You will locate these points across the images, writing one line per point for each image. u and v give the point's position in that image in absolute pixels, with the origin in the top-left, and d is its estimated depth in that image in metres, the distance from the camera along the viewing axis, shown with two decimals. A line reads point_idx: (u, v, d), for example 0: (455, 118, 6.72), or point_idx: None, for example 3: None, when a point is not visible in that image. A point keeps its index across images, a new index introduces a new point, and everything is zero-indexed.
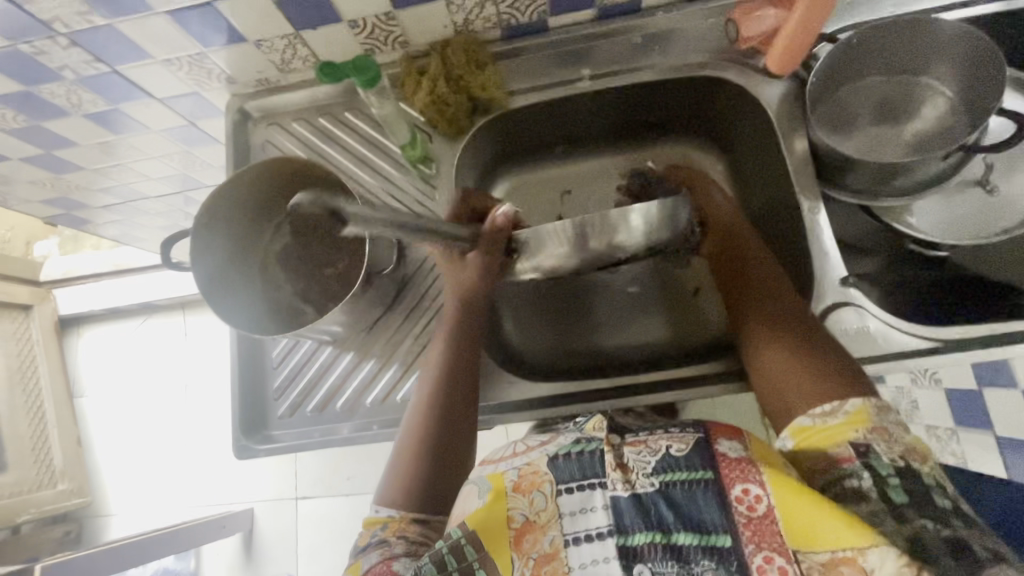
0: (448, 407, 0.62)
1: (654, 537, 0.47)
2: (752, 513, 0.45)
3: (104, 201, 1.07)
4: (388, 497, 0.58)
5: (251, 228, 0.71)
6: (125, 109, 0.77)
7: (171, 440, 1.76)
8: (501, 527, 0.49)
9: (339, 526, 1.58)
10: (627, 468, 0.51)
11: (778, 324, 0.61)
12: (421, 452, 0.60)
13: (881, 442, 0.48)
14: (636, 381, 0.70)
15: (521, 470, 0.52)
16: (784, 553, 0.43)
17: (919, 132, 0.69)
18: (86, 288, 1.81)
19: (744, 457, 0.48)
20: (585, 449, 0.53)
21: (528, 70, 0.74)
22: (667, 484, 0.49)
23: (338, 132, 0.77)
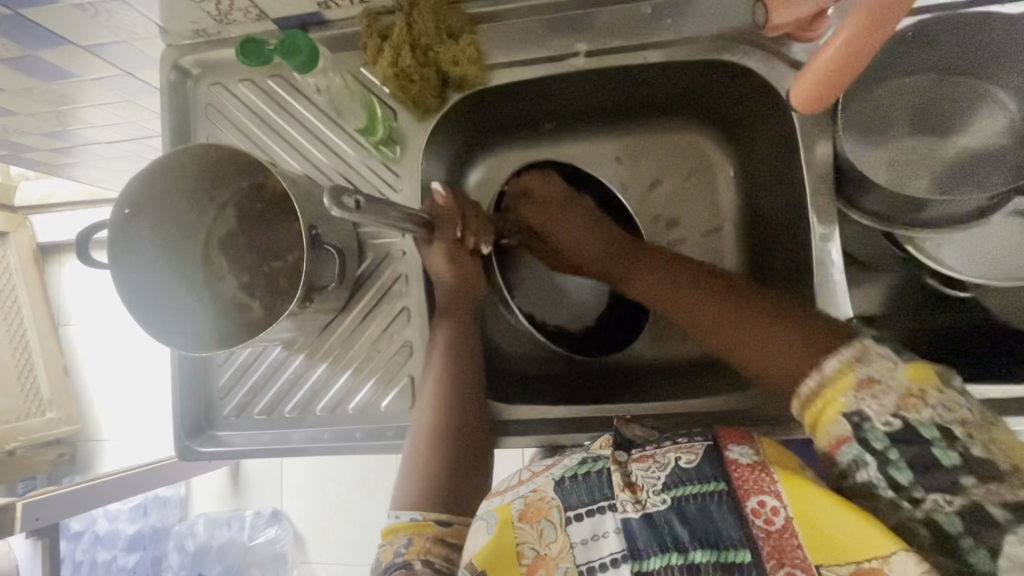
0: (461, 403, 0.60)
1: (670, 558, 0.40)
2: (771, 527, 0.40)
3: (51, 144, 0.97)
4: (407, 502, 0.55)
5: (189, 214, 0.63)
6: (44, 56, 0.66)
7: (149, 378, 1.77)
8: (510, 559, 0.43)
9: (321, 465, 1.59)
10: (636, 486, 0.45)
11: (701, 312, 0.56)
12: (439, 455, 0.58)
13: (873, 402, 0.40)
14: (605, 414, 0.63)
15: (527, 496, 0.46)
16: (809, 570, 0.38)
17: (966, 152, 0.59)
18: (63, 217, 1.71)
19: (755, 461, 0.43)
20: (592, 468, 0.46)
21: (513, 38, 0.61)
22: (680, 499, 0.43)
23: (290, 100, 0.66)
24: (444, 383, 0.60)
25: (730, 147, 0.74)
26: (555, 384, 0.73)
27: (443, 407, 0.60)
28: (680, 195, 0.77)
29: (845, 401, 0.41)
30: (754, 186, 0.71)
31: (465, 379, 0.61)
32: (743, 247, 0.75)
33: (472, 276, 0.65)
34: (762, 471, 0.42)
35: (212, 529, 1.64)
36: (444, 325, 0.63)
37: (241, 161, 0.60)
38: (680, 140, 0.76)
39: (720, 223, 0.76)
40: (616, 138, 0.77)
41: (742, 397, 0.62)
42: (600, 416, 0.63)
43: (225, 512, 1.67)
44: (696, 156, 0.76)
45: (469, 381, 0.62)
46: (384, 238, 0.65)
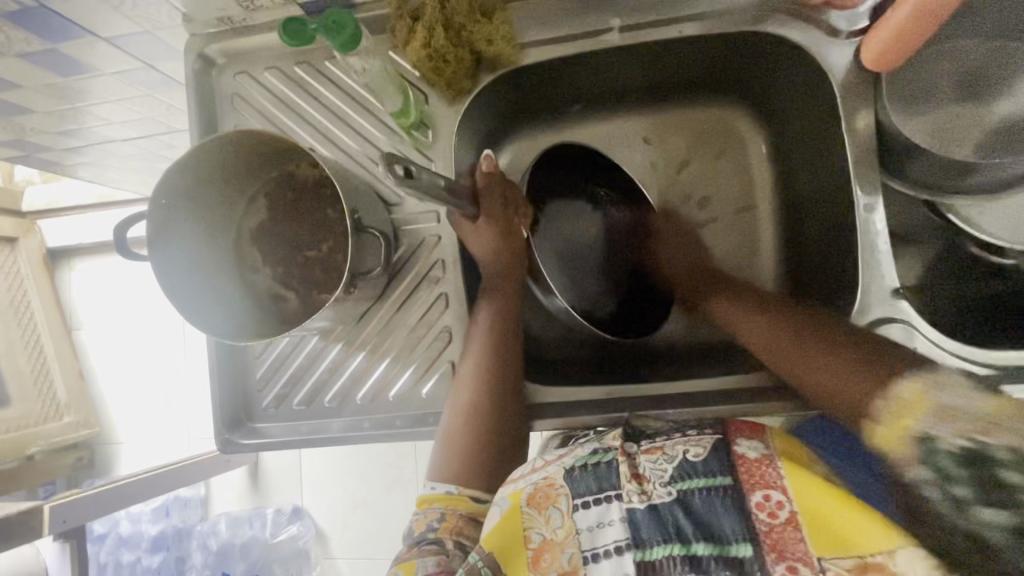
0: (501, 388, 0.60)
1: (673, 550, 0.41)
2: (774, 520, 0.40)
3: (67, 143, 0.96)
4: (444, 475, 0.57)
5: (221, 206, 0.62)
6: (65, 49, 0.65)
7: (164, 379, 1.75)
8: (517, 543, 0.44)
9: (342, 462, 1.59)
10: (643, 478, 0.46)
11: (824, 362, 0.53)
12: (477, 437, 0.58)
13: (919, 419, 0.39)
14: (649, 394, 0.62)
15: (537, 481, 0.47)
16: (810, 563, 0.38)
17: (1009, 116, 0.58)
18: (71, 220, 1.69)
19: (764, 455, 0.44)
20: (601, 459, 0.48)
21: (547, 15, 0.60)
22: (685, 492, 0.44)
23: (318, 86, 0.65)
24: (484, 368, 0.59)
25: (761, 121, 0.73)
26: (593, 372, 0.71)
27: (483, 392, 0.58)
28: (711, 173, 0.76)
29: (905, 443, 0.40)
30: (789, 160, 0.70)
31: (505, 365, 0.61)
32: (776, 223, 0.74)
33: (512, 263, 0.66)
34: (770, 465, 0.43)
35: (235, 528, 1.63)
36: (486, 311, 0.63)
37: (275, 150, 0.59)
38: (711, 118, 0.75)
39: (752, 200, 0.75)
40: (644, 118, 0.76)
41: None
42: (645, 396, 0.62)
43: (247, 510, 1.67)
44: (726, 132, 0.75)
45: (507, 367, 0.61)
46: (418, 224, 0.64)
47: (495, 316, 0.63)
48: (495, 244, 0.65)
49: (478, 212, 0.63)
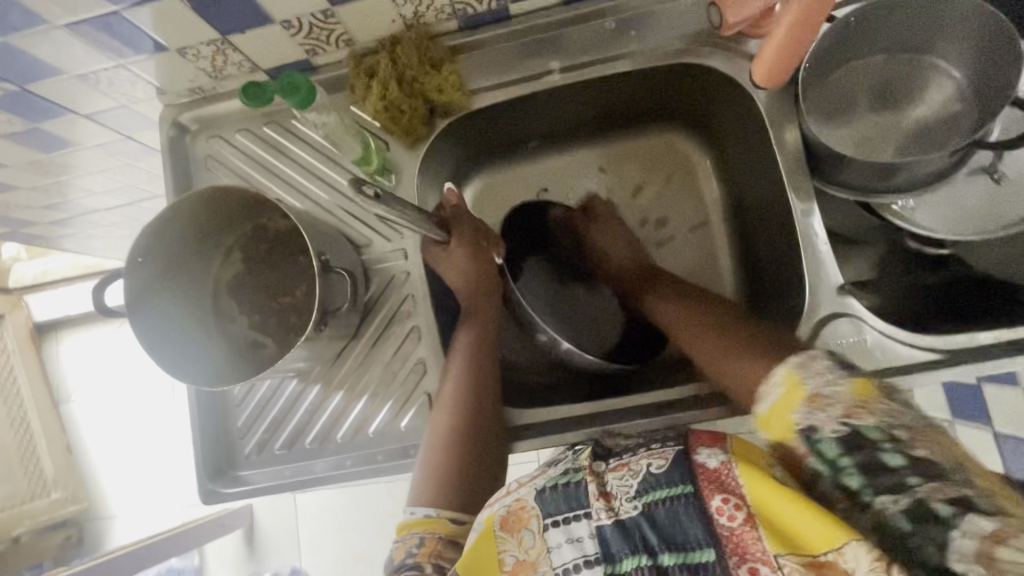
0: (481, 408, 0.61)
1: (641, 560, 0.42)
2: (733, 524, 0.41)
3: (52, 217, 1.00)
4: (424, 498, 0.56)
5: (198, 261, 0.65)
6: (46, 128, 0.70)
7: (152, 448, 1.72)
8: (487, 564, 0.44)
9: (338, 518, 1.55)
10: (610, 495, 0.46)
11: (729, 354, 0.55)
12: (454, 448, 0.58)
13: (820, 415, 0.42)
14: (624, 407, 0.63)
15: (509, 504, 0.47)
16: (769, 563, 0.39)
17: (923, 120, 0.63)
18: (58, 292, 1.70)
19: (723, 462, 0.44)
20: (571, 479, 0.47)
21: (491, 63, 0.66)
22: (651, 505, 0.44)
23: (287, 143, 0.69)
24: (464, 388, 0.61)
25: (704, 142, 0.78)
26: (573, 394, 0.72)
27: (461, 402, 0.60)
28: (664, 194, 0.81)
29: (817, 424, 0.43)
30: (733, 175, 0.75)
31: (484, 377, 0.62)
32: (730, 234, 0.78)
33: (488, 284, 0.68)
34: (729, 472, 0.43)
35: None
36: (465, 332, 0.65)
37: (247, 204, 0.63)
38: (658, 144, 0.80)
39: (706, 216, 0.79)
40: (596, 149, 0.81)
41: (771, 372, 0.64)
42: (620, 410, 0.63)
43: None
44: (673, 155, 0.80)
45: (486, 380, 0.62)
46: (386, 262, 0.67)
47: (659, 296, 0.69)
48: (468, 265, 0.66)
49: (449, 238, 0.66)
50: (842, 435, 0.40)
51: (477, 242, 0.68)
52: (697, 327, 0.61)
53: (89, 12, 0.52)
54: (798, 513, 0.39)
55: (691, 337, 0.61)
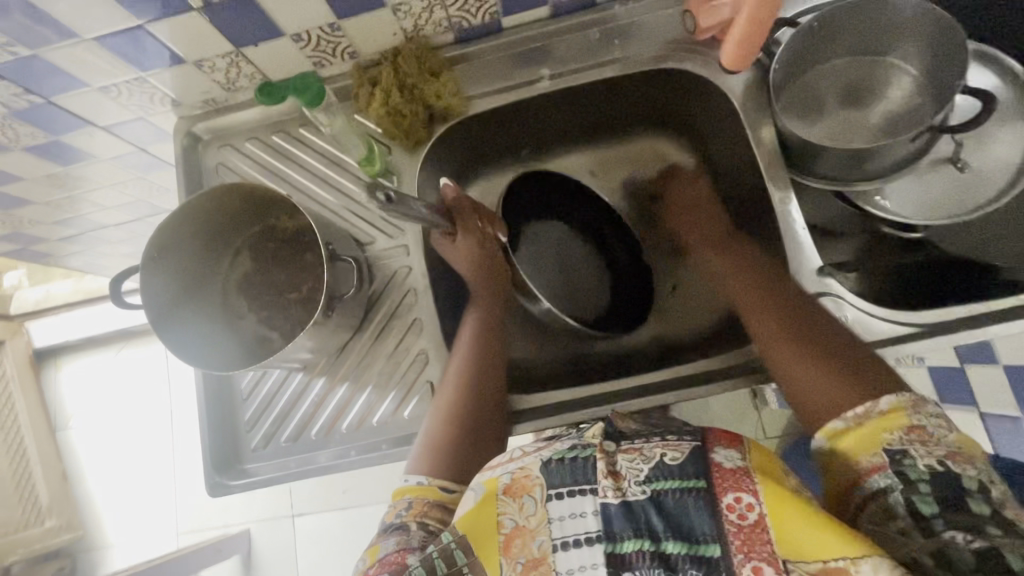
0: (483, 385, 0.63)
1: (642, 544, 0.41)
2: (744, 522, 0.40)
3: (63, 233, 1.03)
4: (419, 466, 0.58)
5: (209, 260, 0.68)
6: (66, 140, 0.73)
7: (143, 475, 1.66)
8: (487, 531, 0.44)
9: (338, 539, 1.51)
10: (620, 475, 0.45)
11: (806, 365, 0.54)
12: (453, 423, 0.60)
13: (919, 446, 0.43)
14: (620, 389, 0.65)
15: (513, 473, 0.46)
16: (774, 565, 0.39)
17: (888, 113, 0.68)
18: (62, 319, 1.69)
19: (741, 466, 0.43)
20: (580, 454, 0.46)
21: (486, 72, 0.71)
22: (659, 492, 0.43)
23: (294, 150, 0.73)
24: (467, 366, 0.64)
25: (688, 145, 0.83)
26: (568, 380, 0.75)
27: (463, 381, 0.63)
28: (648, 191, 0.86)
29: (890, 439, 0.44)
30: (717, 174, 0.80)
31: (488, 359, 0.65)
32: None
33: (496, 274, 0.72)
34: (747, 476, 0.42)
35: None
36: (471, 318, 0.69)
37: (258, 202, 0.66)
38: (644, 148, 0.85)
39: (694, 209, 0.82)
40: (587, 153, 0.86)
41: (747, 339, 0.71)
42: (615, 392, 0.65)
43: None
44: (659, 158, 0.85)
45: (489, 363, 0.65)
46: (389, 258, 0.71)
47: (730, 263, 0.71)
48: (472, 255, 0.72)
49: (456, 231, 0.70)
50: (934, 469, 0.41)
51: (483, 232, 0.73)
52: (784, 333, 0.58)
53: (115, 26, 0.57)
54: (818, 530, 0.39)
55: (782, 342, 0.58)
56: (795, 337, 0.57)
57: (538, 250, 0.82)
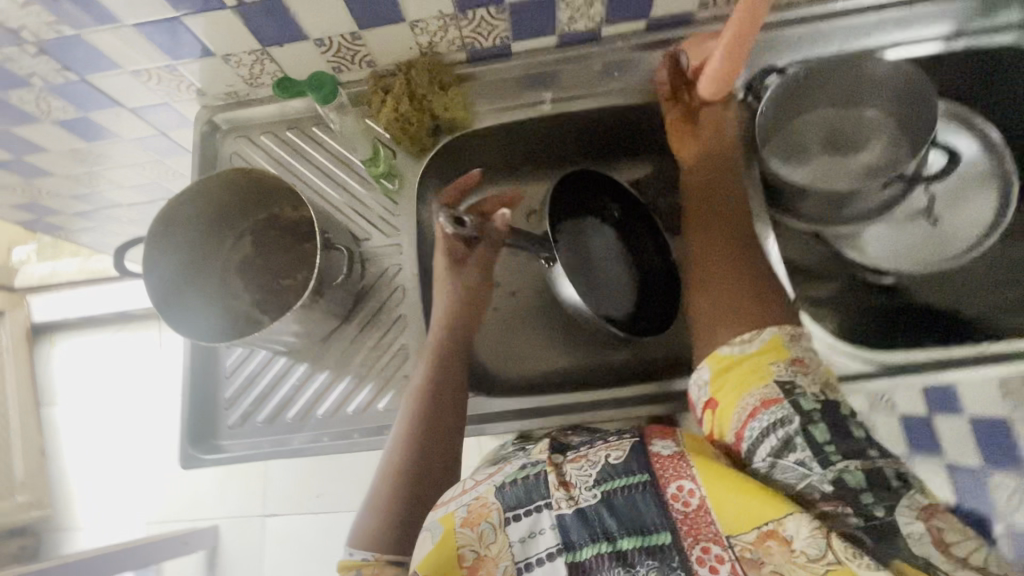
0: (433, 444, 0.61)
1: (600, 547, 0.45)
2: (687, 508, 0.45)
3: (77, 207, 1.08)
4: (361, 540, 0.55)
5: (211, 241, 0.72)
6: (93, 118, 0.78)
7: (121, 458, 1.65)
8: (451, 562, 0.46)
9: (307, 544, 1.47)
10: (570, 484, 0.48)
11: (714, 293, 0.60)
12: (399, 493, 0.58)
13: (803, 375, 0.48)
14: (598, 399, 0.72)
15: (468, 504, 0.48)
16: (718, 542, 0.43)
17: (869, 163, 0.71)
18: (61, 296, 1.71)
19: (676, 451, 0.48)
20: (530, 473, 0.50)
21: (493, 91, 0.76)
22: (608, 493, 0.47)
23: (306, 146, 0.78)
24: (414, 425, 0.62)
25: None
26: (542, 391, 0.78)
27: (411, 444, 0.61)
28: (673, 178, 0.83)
29: (778, 370, 0.49)
30: None
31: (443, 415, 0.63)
32: None
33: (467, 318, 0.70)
34: (682, 459, 0.47)
35: None
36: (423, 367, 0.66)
37: (262, 192, 0.70)
38: None
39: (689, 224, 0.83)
40: None
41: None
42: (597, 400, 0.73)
43: None
44: None
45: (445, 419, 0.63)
46: (382, 255, 0.74)
47: (714, 231, 0.66)
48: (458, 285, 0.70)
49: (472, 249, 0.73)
50: (822, 399, 0.46)
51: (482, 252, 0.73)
52: (725, 285, 0.60)
53: (154, 15, 0.62)
54: (750, 500, 0.44)
55: (720, 284, 0.61)
56: (716, 274, 0.62)
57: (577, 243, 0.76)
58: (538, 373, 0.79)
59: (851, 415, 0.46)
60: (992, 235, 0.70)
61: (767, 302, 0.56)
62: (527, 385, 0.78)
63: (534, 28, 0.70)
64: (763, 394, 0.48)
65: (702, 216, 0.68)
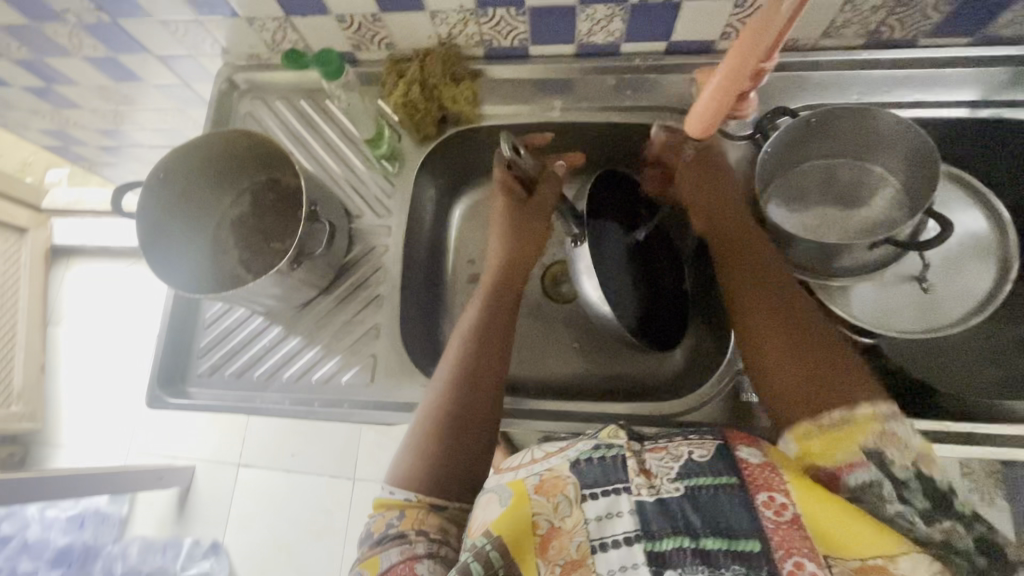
0: (472, 389, 0.61)
1: (682, 542, 0.42)
2: (780, 518, 0.41)
3: (102, 142, 1.11)
4: (404, 480, 0.56)
5: (210, 195, 0.74)
6: (122, 59, 0.81)
7: (114, 386, 1.71)
8: (525, 530, 0.43)
9: (275, 501, 1.49)
10: (651, 474, 0.46)
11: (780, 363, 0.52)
12: (441, 434, 0.58)
13: (896, 448, 0.44)
14: (560, 410, 0.72)
15: (543, 473, 0.47)
16: (816, 560, 0.39)
17: (865, 220, 0.70)
18: (85, 222, 1.79)
19: (765, 461, 0.45)
20: (607, 453, 0.47)
21: (506, 90, 0.77)
22: (693, 488, 0.44)
23: (316, 118, 0.79)
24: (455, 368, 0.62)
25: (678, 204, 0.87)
26: (523, 392, 0.80)
27: (458, 376, 0.61)
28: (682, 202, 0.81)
29: (865, 440, 0.44)
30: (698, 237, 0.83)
31: (488, 368, 0.62)
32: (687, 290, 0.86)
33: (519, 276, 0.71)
34: (772, 470, 0.44)
35: (146, 554, 1.46)
36: (473, 307, 0.68)
37: (264, 156, 0.72)
38: None
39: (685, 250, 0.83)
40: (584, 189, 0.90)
41: (725, 401, 0.69)
42: (557, 409, 0.72)
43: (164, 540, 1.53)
44: None
45: (491, 364, 0.63)
46: (371, 234, 0.76)
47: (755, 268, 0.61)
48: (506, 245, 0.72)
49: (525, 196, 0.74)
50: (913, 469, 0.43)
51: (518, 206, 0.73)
52: (785, 345, 0.53)
53: None
54: (858, 523, 0.41)
55: (762, 328, 0.56)
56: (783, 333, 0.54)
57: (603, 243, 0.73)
58: (523, 373, 0.82)
59: (951, 493, 0.43)
60: (982, 312, 0.67)
61: (852, 372, 0.49)
62: (510, 383, 0.81)
63: (554, 35, 0.71)
64: (848, 458, 0.44)
65: (729, 247, 0.65)
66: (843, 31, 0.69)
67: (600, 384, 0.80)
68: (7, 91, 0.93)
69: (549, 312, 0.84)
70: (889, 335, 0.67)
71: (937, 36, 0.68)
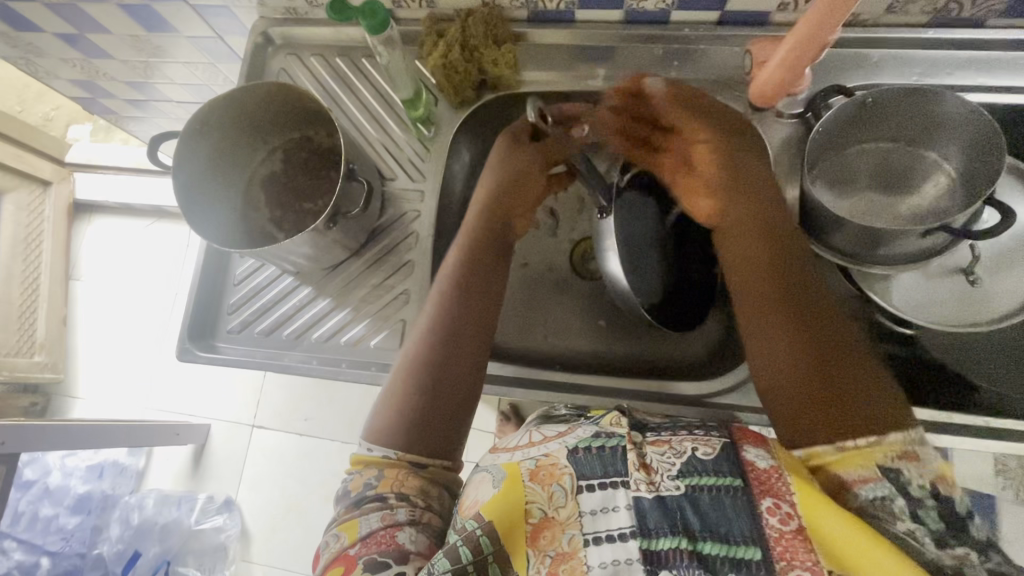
0: (453, 344, 0.61)
1: (680, 543, 0.41)
2: (784, 528, 0.41)
3: (130, 94, 1.10)
4: (382, 438, 0.56)
5: (243, 151, 0.73)
6: (156, 8, 0.79)
7: (133, 342, 1.73)
8: (518, 516, 0.44)
9: (287, 462, 1.52)
10: (651, 469, 0.46)
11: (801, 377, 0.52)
12: (420, 387, 0.58)
13: (913, 466, 0.43)
14: (587, 387, 0.71)
15: (540, 460, 0.47)
16: (818, 573, 0.39)
17: (915, 207, 0.68)
18: (107, 179, 1.79)
19: (772, 465, 0.45)
20: (607, 443, 0.48)
21: (547, 56, 0.74)
22: (695, 489, 0.44)
23: (351, 77, 0.78)
24: (437, 321, 0.62)
25: None
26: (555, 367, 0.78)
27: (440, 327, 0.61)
28: None
29: (881, 457, 0.44)
30: None
31: (470, 320, 0.63)
32: None
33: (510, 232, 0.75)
34: (779, 476, 0.44)
35: (162, 506, 1.50)
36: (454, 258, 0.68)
37: (299, 113, 0.71)
38: None
39: None
40: None
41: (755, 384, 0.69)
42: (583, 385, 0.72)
43: None
44: None
45: (474, 318, 0.63)
46: (404, 197, 0.75)
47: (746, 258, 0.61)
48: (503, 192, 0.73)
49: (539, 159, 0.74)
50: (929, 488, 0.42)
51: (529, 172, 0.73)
52: (800, 354, 0.53)
53: None
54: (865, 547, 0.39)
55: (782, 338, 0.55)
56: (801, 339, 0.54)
57: (633, 223, 0.72)
58: (552, 348, 0.81)
59: (970, 514, 0.41)
60: None
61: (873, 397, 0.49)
62: (540, 358, 0.80)
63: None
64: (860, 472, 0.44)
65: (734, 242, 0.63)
66: (909, 7, 0.65)
67: (631, 359, 0.79)
68: (38, 37, 0.91)
69: (577, 287, 0.83)
70: (932, 327, 0.65)
71: (1010, 16, 0.65)
